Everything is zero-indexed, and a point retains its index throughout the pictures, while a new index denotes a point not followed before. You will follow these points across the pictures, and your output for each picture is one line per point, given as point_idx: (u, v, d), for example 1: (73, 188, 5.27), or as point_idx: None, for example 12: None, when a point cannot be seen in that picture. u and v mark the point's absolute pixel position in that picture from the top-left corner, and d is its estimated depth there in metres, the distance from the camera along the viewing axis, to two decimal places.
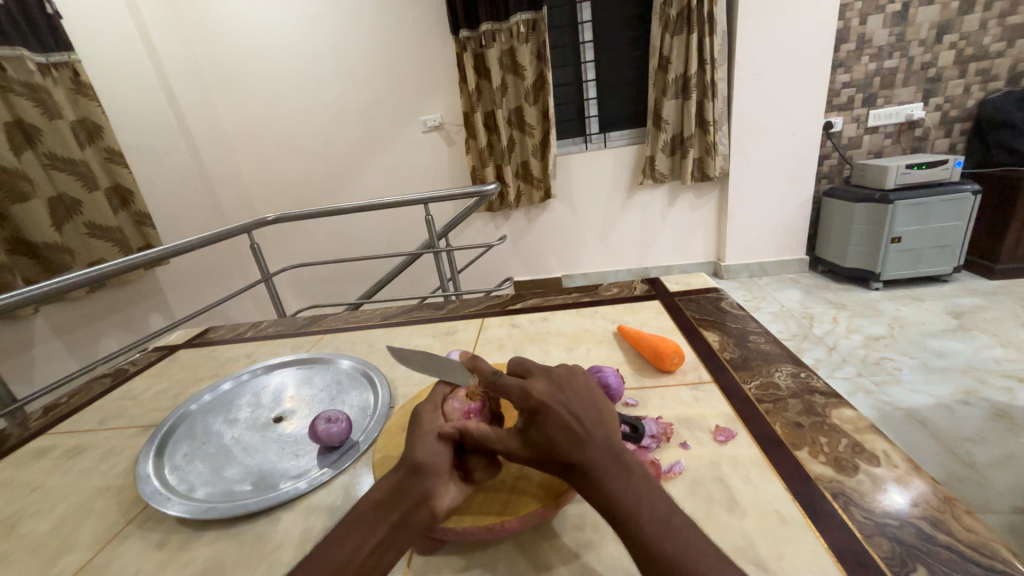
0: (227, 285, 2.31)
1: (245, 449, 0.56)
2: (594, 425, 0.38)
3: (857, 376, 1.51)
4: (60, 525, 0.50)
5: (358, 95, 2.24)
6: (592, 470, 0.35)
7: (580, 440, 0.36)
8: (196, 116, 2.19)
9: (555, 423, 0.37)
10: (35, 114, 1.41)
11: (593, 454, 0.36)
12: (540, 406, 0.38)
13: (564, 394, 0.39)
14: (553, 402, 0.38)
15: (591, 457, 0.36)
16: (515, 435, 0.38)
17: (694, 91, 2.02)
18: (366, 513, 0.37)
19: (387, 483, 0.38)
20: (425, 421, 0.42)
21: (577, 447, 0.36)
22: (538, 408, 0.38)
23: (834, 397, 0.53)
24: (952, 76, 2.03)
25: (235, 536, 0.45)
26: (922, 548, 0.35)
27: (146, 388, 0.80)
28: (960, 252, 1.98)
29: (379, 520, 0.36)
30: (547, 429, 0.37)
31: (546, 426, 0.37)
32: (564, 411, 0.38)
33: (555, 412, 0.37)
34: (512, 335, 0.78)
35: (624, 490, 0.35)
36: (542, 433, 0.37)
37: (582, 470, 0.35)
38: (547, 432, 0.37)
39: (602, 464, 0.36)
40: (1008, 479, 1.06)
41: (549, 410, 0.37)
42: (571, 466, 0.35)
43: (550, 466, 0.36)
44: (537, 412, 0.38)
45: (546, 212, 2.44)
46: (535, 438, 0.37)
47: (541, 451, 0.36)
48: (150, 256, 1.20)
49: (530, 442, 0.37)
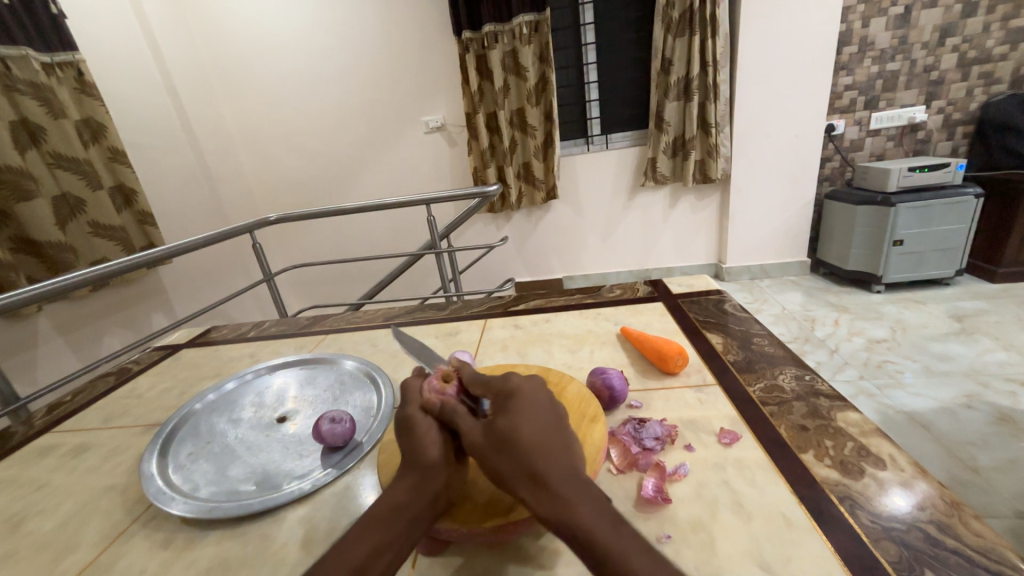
0: (229, 284, 2.31)
1: (249, 449, 0.56)
2: (558, 430, 0.38)
3: (860, 379, 1.51)
4: (64, 524, 0.50)
5: (360, 94, 2.25)
6: (549, 474, 0.35)
7: (542, 440, 0.37)
8: (200, 116, 2.19)
9: (520, 417, 0.38)
10: (40, 114, 1.41)
11: (551, 457, 0.36)
12: (510, 400, 0.40)
13: (537, 392, 0.41)
14: (524, 396, 0.40)
15: (549, 461, 0.36)
16: (479, 425, 0.39)
17: (697, 92, 2.01)
18: (383, 513, 0.36)
19: (404, 485, 0.38)
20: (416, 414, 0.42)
21: (538, 446, 0.37)
22: (509, 400, 0.40)
23: (839, 400, 0.53)
24: (955, 79, 2.03)
25: (238, 536, 0.45)
26: (929, 553, 0.35)
27: (149, 387, 0.80)
28: (962, 255, 1.98)
29: (394, 518, 0.36)
30: (513, 419, 0.38)
31: (514, 418, 0.38)
32: (533, 408, 0.39)
33: (524, 406, 0.39)
34: (515, 335, 0.78)
35: (579, 499, 0.34)
36: (507, 423, 0.38)
37: (536, 472, 0.35)
38: (509, 424, 0.38)
39: (560, 469, 0.35)
40: (1011, 484, 1.06)
41: (519, 403, 0.39)
42: (524, 470, 0.35)
43: (507, 468, 0.36)
44: (508, 402, 0.40)
45: (548, 213, 2.44)
46: (497, 430, 0.38)
47: (502, 444, 0.37)
48: (152, 255, 1.19)
49: (494, 433, 0.38)
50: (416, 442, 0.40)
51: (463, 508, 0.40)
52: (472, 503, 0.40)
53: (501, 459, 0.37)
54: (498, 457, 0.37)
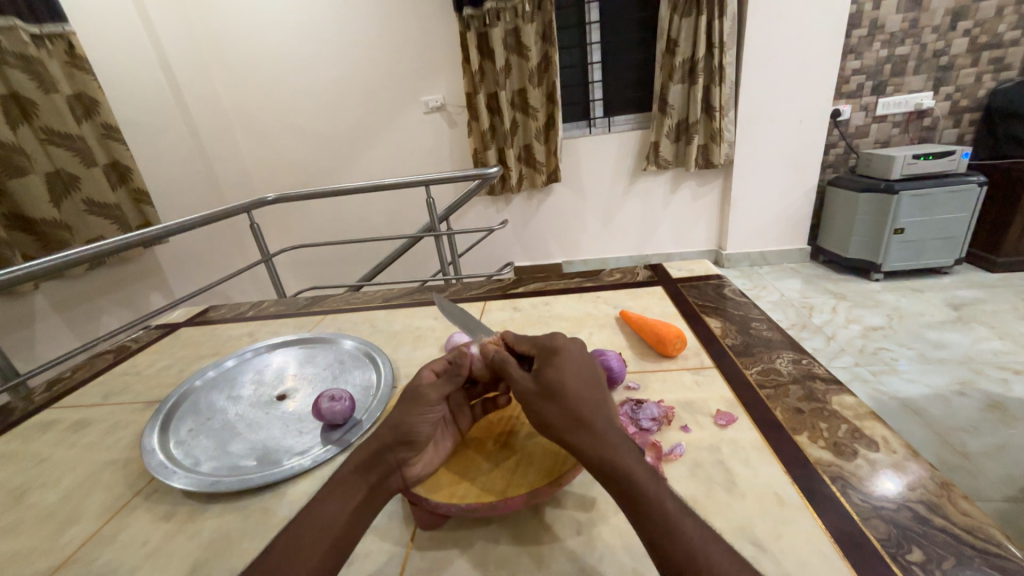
0: (227, 265, 2.30)
1: (249, 425, 0.56)
2: (600, 388, 0.42)
3: (855, 366, 1.53)
4: (68, 496, 0.51)
5: (359, 73, 2.20)
6: (595, 421, 0.38)
7: (585, 389, 0.41)
8: (195, 93, 2.15)
9: (569, 361, 0.43)
10: (30, 87, 1.38)
11: (595, 408, 0.39)
12: (561, 345, 0.46)
13: (579, 350, 0.46)
14: (571, 356, 0.44)
15: (595, 414, 0.39)
16: (529, 375, 0.43)
17: (701, 75, 1.97)
18: (347, 477, 0.39)
19: (367, 449, 0.40)
20: (430, 394, 0.44)
21: (584, 398, 0.40)
22: (558, 358, 0.44)
23: (836, 383, 0.53)
24: (964, 65, 1.99)
25: (240, 510, 0.46)
26: (917, 530, 0.36)
27: (149, 364, 0.81)
28: (962, 244, 1.98)
29: (360, 481, 0.39)
30: (564, 372, 0.42)
31: (564, 370, 0.42)
32: (580, 364, 0.43)
33: (570, 362, 0.43)
34: (514, 318, 0.79)
35: (622, 446, 0.37)
36: (557, 376, 0.41)
37: (586, 419, 0.38)
38: (560, 375, 0.42)
39: (604, 420, 0.38)
40: (1000, 468, 1.08)
41: (565, 358, 0.44)
42: (576, 419, 0.38)
43: (562, 413, 0.39)
44: (553, 357, 0.44)
45: (549, 196, 2.42)
46: (551, 379, 0.41)
47: (551, 390, 0.40)
48: (152, 234, 1.18)
49: (544, 383, 0.41)
50: (411, 410, 0.42)
51: (460, 485, 0.41)
52: (470, 479, 0.41)
53: (551, 405, 0.40)
54: (549, 405, 0.40)
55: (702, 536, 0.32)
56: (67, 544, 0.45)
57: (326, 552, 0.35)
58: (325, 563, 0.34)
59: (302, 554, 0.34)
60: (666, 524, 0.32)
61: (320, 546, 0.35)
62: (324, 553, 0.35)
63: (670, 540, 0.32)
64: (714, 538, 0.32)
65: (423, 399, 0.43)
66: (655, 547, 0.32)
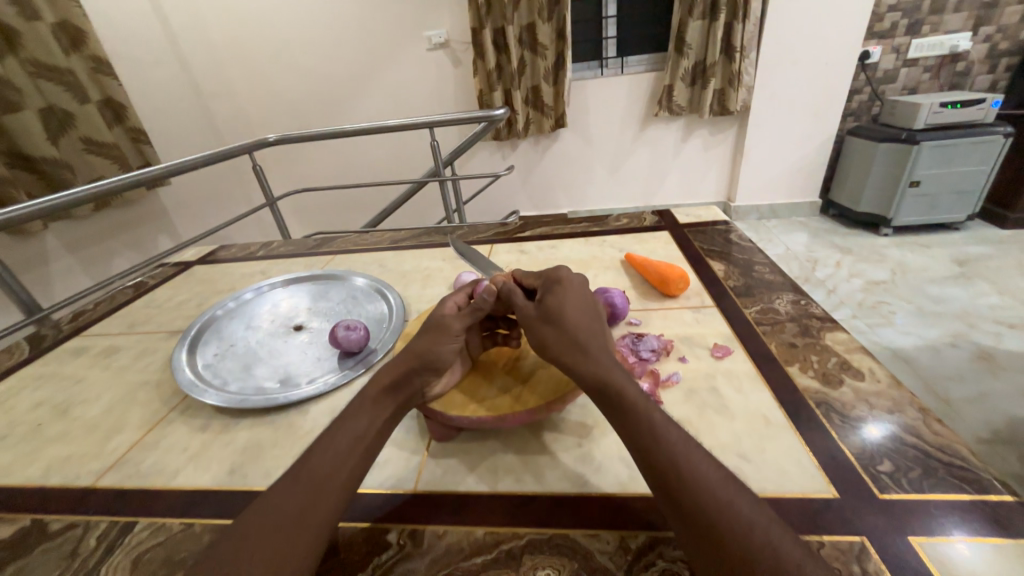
0: (231, 209, 2.29)
1: (271, 352, 0.60)
2: (599, 319, 0.45)
3: (852, 318, 1.56)
4: (110, 410, 0.55)
5: (357, 4, 2.05)
6: (593, 347, 0.41)
7: (582, 317, 0.44)
8: (185, 24, 2.03)
9: (569, 291, 0.46)
10: (11, 14, 1.31)
11: (592, 334, 0.42)
12: (563, 276, 0.48)
13: (580, 284, 0.48)
14: (573, 287, 0.47)
15: (591, 338, 0.42)
16: (531, 303, 0.46)
17: (724, 10, 1.84)
18: (375, 395, 0.41)
19: (393, 372, 0.43)
20: (454, 325, 0.47)
21: (582, 326, 0.43)
22: (558, 288, 0.47)
23: (831, 322, 0.56)
24: (1010, 1, 1.84)
25: (268, 423, 0.50)
26: (890, 446, 0.39)
27: (168, 298, 0.83)
28: (978, 199, 1.93)
29: (387, 401, 0.42)
30: (564, 301, 0.45)
31: (564, 300, 0.45)
32: (580, 295, 0.46)
33: (570, 293, 0.46)
34: (520, 260, 0.80)
35: (614, 367, 0.39)
36: (558, 302, 0.45)
37: (582, 343, 0.41)
38: (560, 304, 0.45)
39: (599, 344, 0.41)
40: (979, 414, 1.13)
41: (566, 289, 0.47)
42: (573, 343, 0.41)
43: (560, 337, 0.42)
44: (556, 287, 0.47)
45: (555, 143, 2.35)
46: (551, 307, 0.44)
47: (549, 316, 0.44)
48: (155, 173, 1.18)
49: (544, 309, 0.45)
50: (434, 338, 0.45)
51: (473, 401, 0.44)
52: (481, 395, 0.45)
53: (548, 329, 0.43)
54: (547, 329, 0.43)
55: (687, 445, 0.34)
56: (114, 449, 0.49)
57: (362, 455, 0.38)
58: (360, 466, 0.38)
59: (336, 455, 0.37)
60: (650, 432, 0.35)
61: (355, 451, 0.38)
62: (361, 456, 0.38)
63: (652, 445, 0.34)
64: (696, 446, 0.34)
65: (448, 330, 0.46)
66: (640, 454, 0.35)
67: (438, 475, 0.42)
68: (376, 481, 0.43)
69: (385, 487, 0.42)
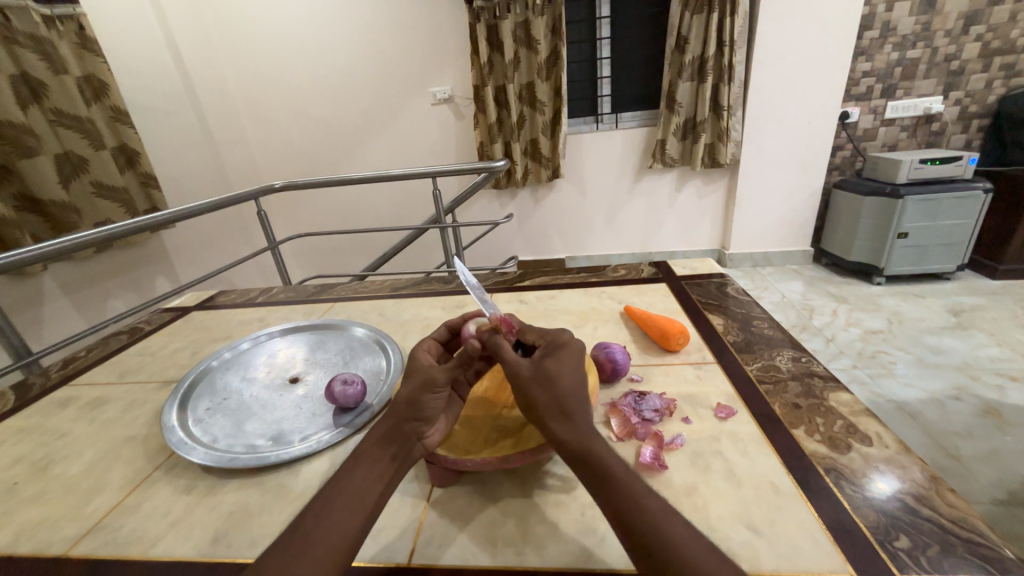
0: (233, 252, 2.31)
1: (264, 406, 0.58)
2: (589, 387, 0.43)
3: (853, 368, 1.54)
4: (91, 468, 0.53)
5: (369, 62, 2.19)
6: (579, 415, 0.39)
7: (578, 386, 0.41)
8: (204, 77, 2.15)
9: (567, 354, 0.43)
10: (40, 67, 1.39)
11: (581, 400, 0.40)
12: (564, 338, 0.46)
13: (582, 349, 0.45)
14: (574, 350, 0.44)
15: (580, 405, 0.40)
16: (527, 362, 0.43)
17: (710, 74, 1.97)
18: (374, 444, 0.41)
19: (384, 424, 0.42)
20: (437, 375, 0.44)
21: (574, 391, 0.40)
22: (560, 349, 0.44)
23: (833, 381, 0.55)
24: (975, 70, 1.99)
25: (258, 485, 0.48)
26: (905, 519, 0.38)
27: (162, 346, 0.82)
28: (965, 250, 1.98)
29: (382, 451, 0.41)
30: (561, 364, 0.42)
31: (561, 364, 0.42)
32: (576, 358, 0.43)
33: (570, 358, 0.43)
34: (520, 311, 0.80)
35: (594, 435, 0.38)
36: (556, 366, 0.42)
37: (569, 410, 0.39)
38: (557, 366, 0.42)
39: (585, 410, 0.40)
40: (992, 472, 1.10)
41: (567, 352, 0.44)
42: (561, 408, 0.39)
43: (548, 401, 0.40)
44: (556, 351, 0.44)
45: (554, 192, 2.43)
46: (547, 368, 0.41)
47: (542, 375, 0.41)
48: (160, 218, 1.19)
49: (540, 370, 0.42)
50: (421, 387, 0.43)
51: (473, 444, 0.44)
52: (482, 438, 0.45)
53: (540, 389, 0.41)
54: (539, 389, 0.40)
55: (666, 514, 0.34)
56: (91, 513, 0.47)
57: (364, 514, 0.37)
58: (365, 523, 0.37)
59: (341, 512, 0.36)
60: (631, 506, 0.34)
61: (359, 509, 0.37)
62: (360, 515, 0.36)
63: (635, 523, 0.33)
64: (680, 521, 0.34)
65: (433, 380, 0.43)
66: (623, 529, 0.34)
67: (432, 546, 0.40)
68: (366, 553, 0.40)
69: (377, 560, 0.39)
